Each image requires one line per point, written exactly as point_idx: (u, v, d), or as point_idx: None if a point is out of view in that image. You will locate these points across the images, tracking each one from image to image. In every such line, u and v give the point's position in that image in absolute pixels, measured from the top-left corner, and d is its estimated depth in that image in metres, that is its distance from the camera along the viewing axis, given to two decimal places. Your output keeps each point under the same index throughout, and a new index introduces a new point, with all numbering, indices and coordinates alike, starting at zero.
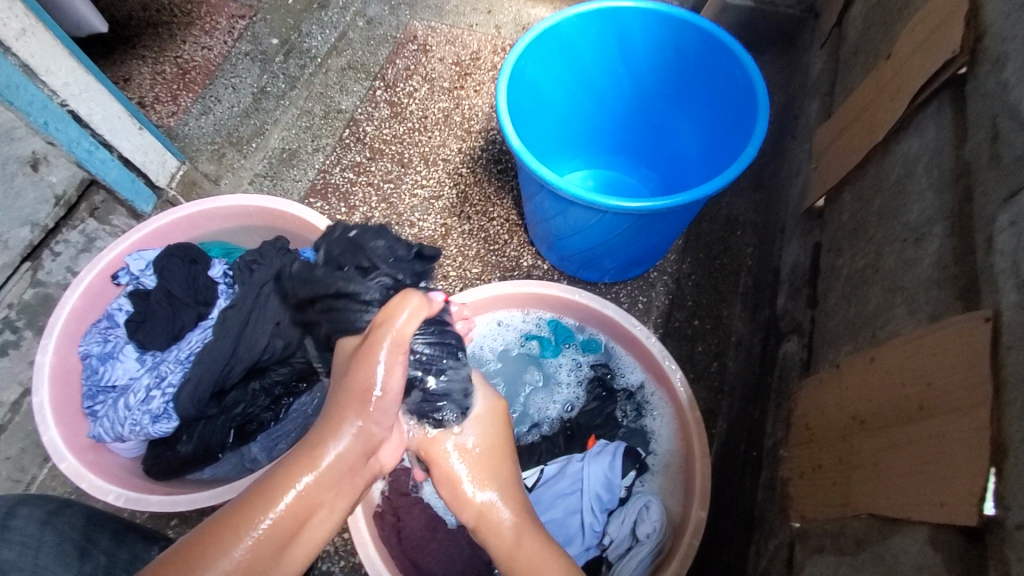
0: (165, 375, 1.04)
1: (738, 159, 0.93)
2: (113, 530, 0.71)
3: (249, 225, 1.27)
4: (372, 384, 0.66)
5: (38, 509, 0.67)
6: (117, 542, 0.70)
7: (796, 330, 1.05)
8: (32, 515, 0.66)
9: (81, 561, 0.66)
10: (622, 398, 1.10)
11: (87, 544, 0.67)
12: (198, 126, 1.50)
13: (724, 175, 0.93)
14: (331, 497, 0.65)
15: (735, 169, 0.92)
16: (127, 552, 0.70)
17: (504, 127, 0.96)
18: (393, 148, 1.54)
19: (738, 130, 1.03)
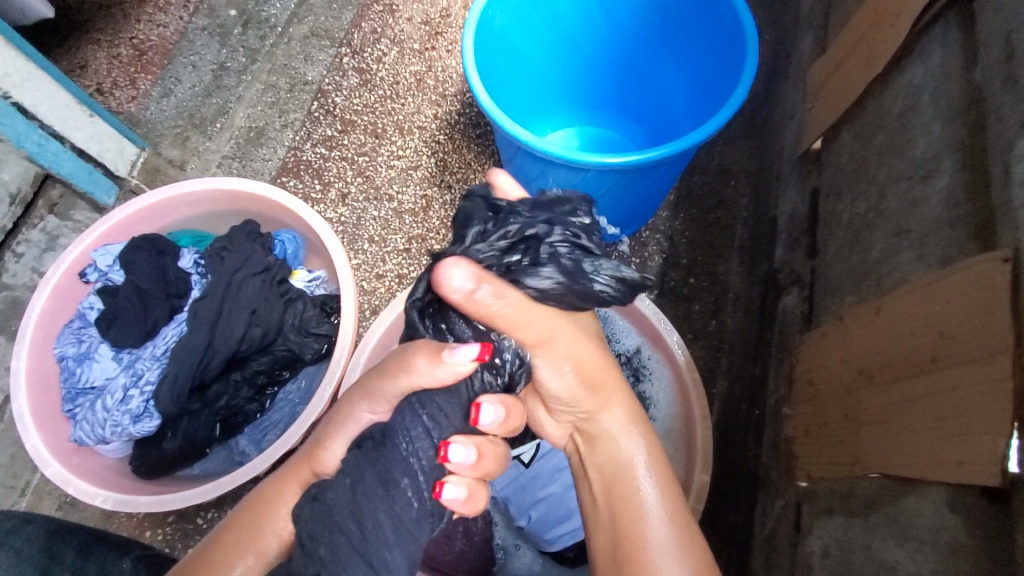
0: (143, 373, 1.00)
1: (727, 103, 0.86)
2: (79, 543, 0.68)
3: (218, 210, 1.20)
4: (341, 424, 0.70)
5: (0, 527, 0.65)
6: (83, 556, 0.66)
7: (796, 282, 0.99)
8: None
9: None
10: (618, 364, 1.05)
11: (49, 562, 0.65)
12: (160, 110, 1.42)
13: (714, 120, 0.86)
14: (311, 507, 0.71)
15: (724, 114, 0.86)
16: (96, 565, 0.66)
17: (473, 86, 0.89)
18: (365, 118, 1.46)
19: (726, 72, 0.95)
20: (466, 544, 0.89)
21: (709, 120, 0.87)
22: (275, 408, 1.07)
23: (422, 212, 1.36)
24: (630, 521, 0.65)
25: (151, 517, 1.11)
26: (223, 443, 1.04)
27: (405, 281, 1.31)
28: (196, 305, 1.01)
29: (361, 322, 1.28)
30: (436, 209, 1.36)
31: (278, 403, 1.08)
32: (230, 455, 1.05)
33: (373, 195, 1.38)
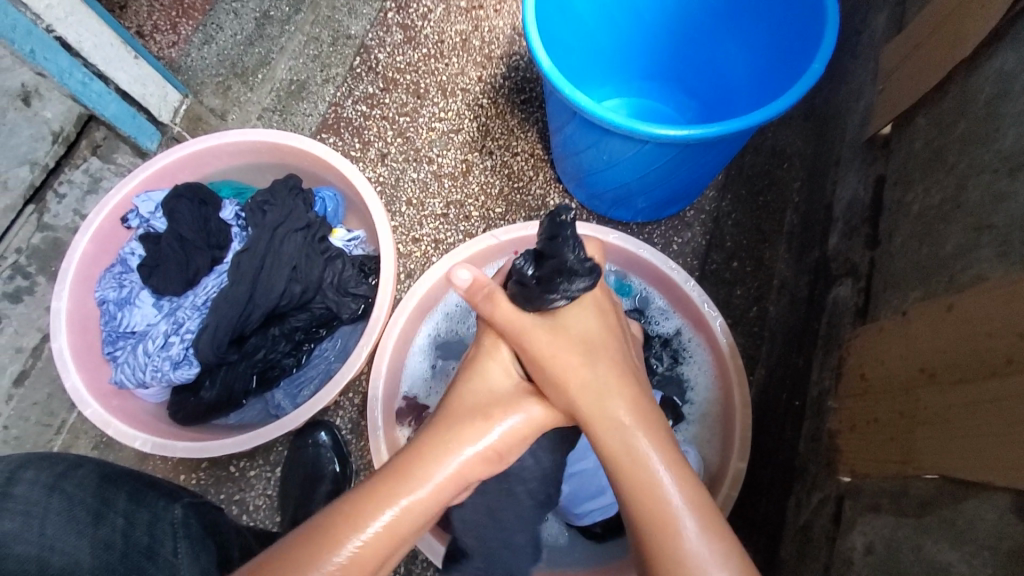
0: (183, 322, 1.01)
1: (801, 80, 0.81)
2: (130, 489, 0.69)
3: (259, 163, 1.19)
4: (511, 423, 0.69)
5: (52, 470, 0.65)
6: (134, 503, 0.68)
7: (850, 273, 0.96)
8: (37, 481, 0.63)
9: (96, 526, 0.63)
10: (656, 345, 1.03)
11: (103, 508, 0.65)
12: (201, 57, 1.39)
13: (786, 98, 0.81)
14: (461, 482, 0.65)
15: (796, 92, 0.81)
16: (149, 511, 0.69)
17: (532, 48, 0.85)
18: (408, 77, 1.43)
19: (798, 48, 0.90)
20: None
21: (780, 97, 0.82)
22: (311, 363, 1.08)
23: (462, 176, 1.33)
24: (656, 526, 0.55)
25: (184, 462, 1.14)
26: (258, 396, 1.05)
27: (441, 247, 1.29)
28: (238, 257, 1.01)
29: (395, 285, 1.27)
30: (476, 175, 1.33)
31: (314, 359, 1.08)
32: (266, 407, 1.06)
33: (413, 156, 1.36)
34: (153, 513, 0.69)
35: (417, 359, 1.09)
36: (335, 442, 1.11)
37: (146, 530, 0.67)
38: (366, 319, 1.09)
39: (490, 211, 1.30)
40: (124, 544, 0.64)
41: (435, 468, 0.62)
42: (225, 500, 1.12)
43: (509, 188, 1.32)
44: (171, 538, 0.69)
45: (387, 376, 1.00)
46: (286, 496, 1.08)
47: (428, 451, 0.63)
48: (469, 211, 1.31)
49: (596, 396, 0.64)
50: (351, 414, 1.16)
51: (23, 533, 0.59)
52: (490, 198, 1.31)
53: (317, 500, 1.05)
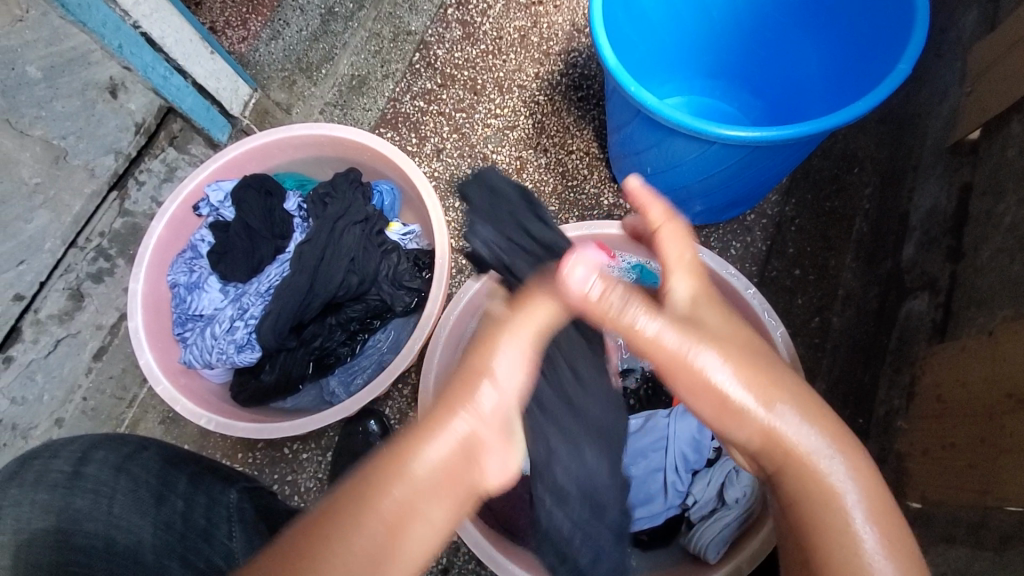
0: (247, 307, 1.05)
1: (886, 79, 0.77)
2: (190, 474, 0.70)
3: (321, 156, 1.23)
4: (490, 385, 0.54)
5: (119, 452, 0.68)
6: (193, 486, 0.70)
7: (927, 287, 0.91)
8: (106, 461, 0.67)
9: (157, 506, 0.66)
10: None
11: (163, 489, 0.68)
12: (269, 52, 1.43)
13: (869, 98, 0.77)
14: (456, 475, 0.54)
15: (881, 93, 0.77)
16: (206, 494, 0.70)
17: (599, 43, 0.84)
18: (465, 73, 1.43)
19: (880, 45, 0.86)
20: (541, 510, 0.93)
21: (863, 97, 0.78)
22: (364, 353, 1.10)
23: (516, 173, 1.33)
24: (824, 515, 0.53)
25: (243, 442, 1.19)
26: (314, 382, 1.09)
27: None
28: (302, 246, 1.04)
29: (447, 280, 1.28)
30: (530, 172, 1.33)
31: (367, 350, 1.10)
32: (320, 393, 1.09)
33: (468, 152, 1.37)
34: (210, 497, 0.70)
35: None
36: (383, 431, 1.14)
37: (203, 513, 0.68)
38: (419, 312, 1.10)
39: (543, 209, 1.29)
40: (183, 526, 0.66)
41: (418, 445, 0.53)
42: (278, 480, 1.16)
43: (563, 187, 1.31)
44: (225, 521, 0.70)
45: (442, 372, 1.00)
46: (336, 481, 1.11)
47: (409, 431, 0.54)
48: None
49: (847, 453, 0.54)
50: (400, 405, 1.19)
51: (94, 511, 0.64)
52: (544, 196, 1.31)
53: None
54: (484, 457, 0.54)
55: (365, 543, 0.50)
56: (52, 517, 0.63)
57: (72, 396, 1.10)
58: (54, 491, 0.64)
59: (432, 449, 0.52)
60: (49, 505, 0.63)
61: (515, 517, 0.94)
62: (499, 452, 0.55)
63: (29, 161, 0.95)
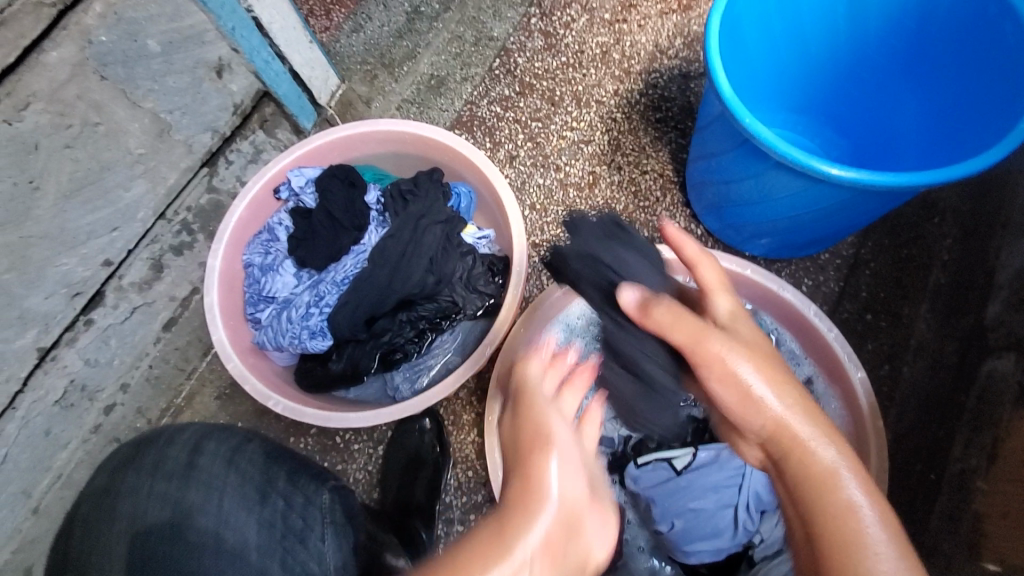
0: (324, 295, 1.06)
1: (1009, 137, 0.77)
2: (289, 470, 0.74)
3: (402, 152, 1.24)
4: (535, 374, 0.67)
5: (228, 445, 0.73)
6: (292, 484, 0.73)
7: (1015, 347, 0.90)
8: (218, 454, 0.72)
9: (262, 504, 0.70)
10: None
11: (267, 487, 0.71)
12: (349, 44, 1.45)
13: (990, 154, 0.76)
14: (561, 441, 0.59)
15: (1003, 150, 0.76)
16: (304, 493, 0.73)
17: (714, 71, 0.84)
18: (544, 83, 1.44)
19: (985, 102, 0.87)
20: None
21: (984, 152, 0.77)
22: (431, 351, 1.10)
23: (589, 188, 1.33)
24: (824, 517, 0.54)
25: (297, 425, 1.21)
26: (379, 376, 1.09)
27: None
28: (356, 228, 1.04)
29: None
30: (602, 188, 1.33)
31: (433, 349, 1.11)
32: (382, 387, 1.10)
33: (541, 163, 1.37)
34: (306, 497, 0.73)
35: None
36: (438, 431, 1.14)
37: (301, 513, 0.71)
38: (489, 317, 1.11)
39: None
40: (284, 526, 0.70)
41: (519, 451, 0.59)
42: (329, 468, 1.17)
43: (634, 206, 1.31)
44: (319, 523, 0.72)
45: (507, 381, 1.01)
46: (388, 475, 1.12)
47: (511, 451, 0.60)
48: None
49: (850, 461, 0.57)
50: (455, 406, 1.19)
51: (206, 505, 0.68)
52: (615, 213, 1.31)
53: (418, 485, 1.09)
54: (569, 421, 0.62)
55: (525, 531, 0.51)
56: (169, 510, 0.67)
57: (139, 362, 1.12)
58: (169, 481, 0.69)
59: (534, 528, 0.51)
60: (166, 494, 0.68)
61: None
62: (594, 523, 0.56)
63: (137, 132, 0.98)
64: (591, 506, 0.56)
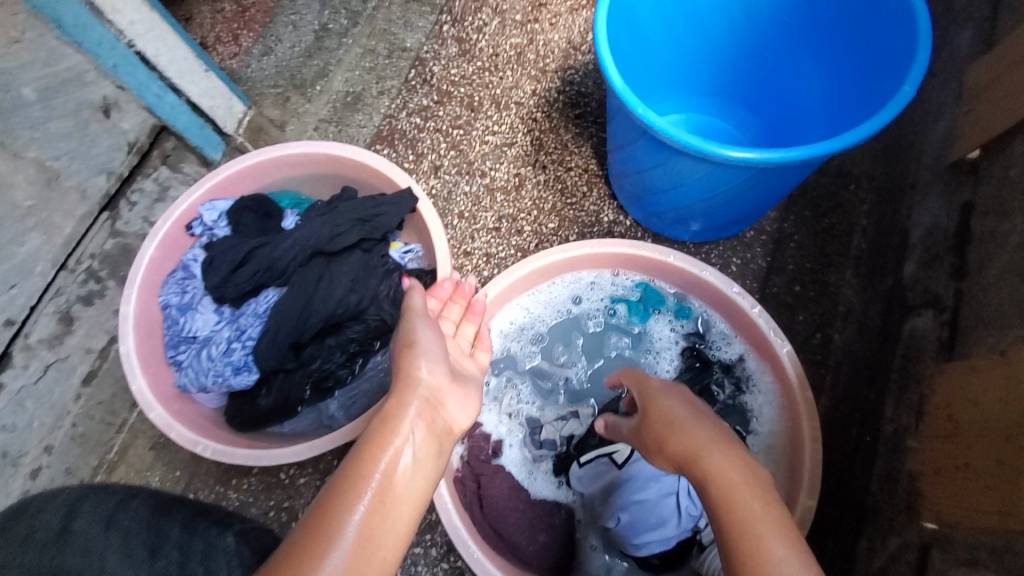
0: (245, 328, 1.01)
1: (892, 101, 0.78)
2: (183, 520, 0.69)
3: (317, 173, 1.20)
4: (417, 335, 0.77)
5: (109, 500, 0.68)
6: (188, 533, 0.67)
7: (931, 304, 0.92)
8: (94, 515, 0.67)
9: (151, 560, 0.65)
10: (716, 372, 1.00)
11: (157, 540, 0.66)
12: (260, 68, 1.45)
13: (877, 119, 0.78)
14: (426, 400, 0.69)
15: (887, 115, 0.77)
16: (204, 539, 0.67)
17: (606, 64, 0.84)
18: (462, 90, 1.43)
19: (879, 70, 0.89)
20: (551, 535, 0.92)
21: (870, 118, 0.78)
22: (364, 376, 1.05)
23: (515, 191, 1.32)
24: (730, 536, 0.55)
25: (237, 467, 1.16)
26: (313, 405, 1.04)
27: (492, 261, 1.27)
28: (267, 250, 1.03)
29: None
30: (528, 189, 1.32)
31: (367, 372, 1.06)
32: (317, 417, 1.05)
33: (466, 170, 1.35)
34: (208, 542, 0.67)
35: None
36: None
37: (200, 561, 0.65)
38: None
39: (542, 226, 1.28)
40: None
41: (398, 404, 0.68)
42: (275, 506, 1.13)
43: (562, 204, 1.30)
44: (224, 568, 0.65)
45: None
46: None
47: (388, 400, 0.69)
48: (521, 225, 1.29)
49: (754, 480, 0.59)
50: None
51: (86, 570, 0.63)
52: (543, 213, 1.29)
53: None
54: (437, 391, 0.72)
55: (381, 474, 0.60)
56: None
57: (61, 422, 1.06)
58: (42, 552, 0.63)
59: (388, 465, 0.61)
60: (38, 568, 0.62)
61: (523, 545, 0.89)
62: (454, 398, 0.73)
63: (23, 184, 0.92)
64: (441, 423, 0.69)
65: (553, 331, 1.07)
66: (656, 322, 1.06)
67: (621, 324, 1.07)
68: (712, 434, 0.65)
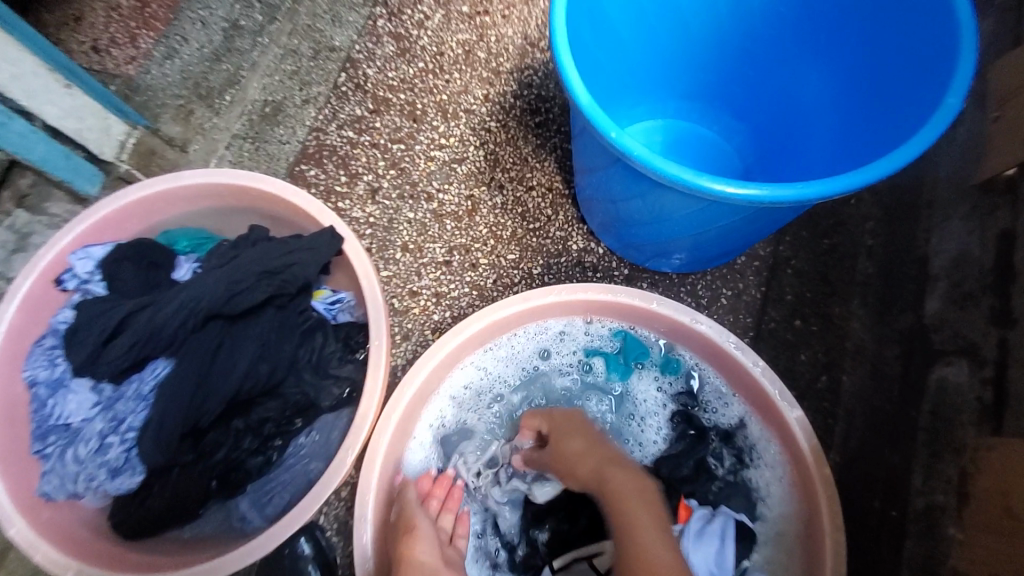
0: (123, 417, 0.80)
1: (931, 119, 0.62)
2: None
3: (222, 207, 0.98)
4: (408, 511, 0.74)
5: None
6: None
7: (966, 352, 0.77)
8: None
9: None
10: (714, 440, 0.83)
11: None
12: (162, 73, 1.16)
13: (914, 143, 0.62)
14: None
15: (926, 138, 0.61)
16: None
17: (568, 75, 0.65)
18: (402, 96, 1.22)
19: (894, 76, 0.75)
20: None
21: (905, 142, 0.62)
22: (284, 466, 0.84)
23: (468, 216, 1.12)
24: None
25: None
26: (219, 505, 0.83)
27: (443, 301, 1.07)
28: (147, 314, 0.78)
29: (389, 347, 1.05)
30: (483, 213, 1.12)
31: (288, 461, 0.85)
32: (226, 518, 0.84)
33: (409, 192, 1.15)
34: None
35: (422, 454, 0.86)
36: (319, 551, 0.90)
37: None
38: (353, 405, 0.86)
39: (501, 258, 1.09)
40: None
41: None
42: None
43: (523, 230, 1.11)
44: None
45: (379, 490, 0.77)
46: None
47: None
48: (476, 257, 1.10)
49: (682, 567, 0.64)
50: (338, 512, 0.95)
51: None
52: (502, 241, 1.10)
53: None
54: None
55: None
56: None
57: None
58: None
59: None
60: None
61: None
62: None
63: None
64: None
65: (517, 395, 0.90)
66: (641, 380, 0.88)
67: (597, 385, 0.89)
68: (651, 511, 0.69)
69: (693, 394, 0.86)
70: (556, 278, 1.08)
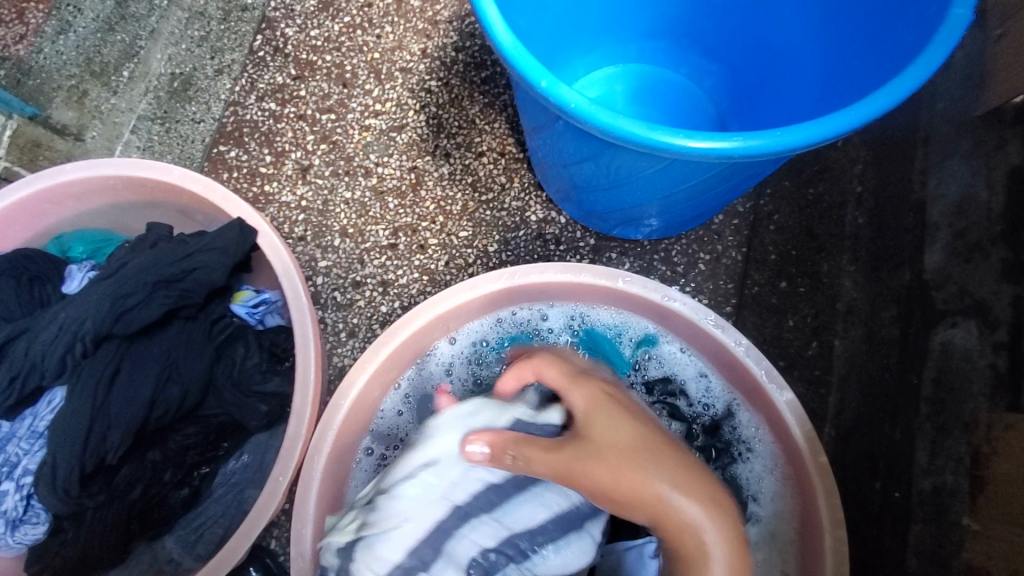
0: (17, 460, 0.69)
1: (921, 58, 0.53)
2: None
3: (121, 201, 0.85)
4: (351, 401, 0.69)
5: None
6: None
7: (973, 311, 0.69)
8: None
9: None
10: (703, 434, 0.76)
11: None
12: (56, 51, 0.99)
13: (903, 82, 0.52)
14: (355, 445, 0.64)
15: (916, 76, 0.52)
16: None
17: (486, 14, 0.53)
18: (328, 58, 1.06)
19: None
20: None
21: (892, 81, 0.53)
22: (213, 496, 0.75)
23: (412, 191, 0.99)
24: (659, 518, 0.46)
25: None
26: (145, 546, 0.73)
27: (391, 290, 0.96)
28: (22, 344, 0.68)
29: (334, 346, 0.94)
30: (429, 187, 1.00)
31: (220, 492, 0.75)
32: (155, 559, 0.74)
33: (344, 168, 1.01)
34: None
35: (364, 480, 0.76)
36: None
37: None
38: (284, 422, 0.76)
39: (453, 236, 0.97)
40: None
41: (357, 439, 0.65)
42: None
43: (475, 203, 0.99)
44: None
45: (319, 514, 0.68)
46: None
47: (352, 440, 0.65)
48: (424, 238, 0.98)
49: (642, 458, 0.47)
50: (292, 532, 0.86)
51: None
52: (452, 218, 0.98)
53: None
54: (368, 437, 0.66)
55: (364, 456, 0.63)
56: None
57: None
58: None
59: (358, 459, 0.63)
60: None
61: None
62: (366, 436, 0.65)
63: None
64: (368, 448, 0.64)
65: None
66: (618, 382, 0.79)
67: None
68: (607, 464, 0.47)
69: (681, 383, 0.77)
70: (515, 256, 0.97)
